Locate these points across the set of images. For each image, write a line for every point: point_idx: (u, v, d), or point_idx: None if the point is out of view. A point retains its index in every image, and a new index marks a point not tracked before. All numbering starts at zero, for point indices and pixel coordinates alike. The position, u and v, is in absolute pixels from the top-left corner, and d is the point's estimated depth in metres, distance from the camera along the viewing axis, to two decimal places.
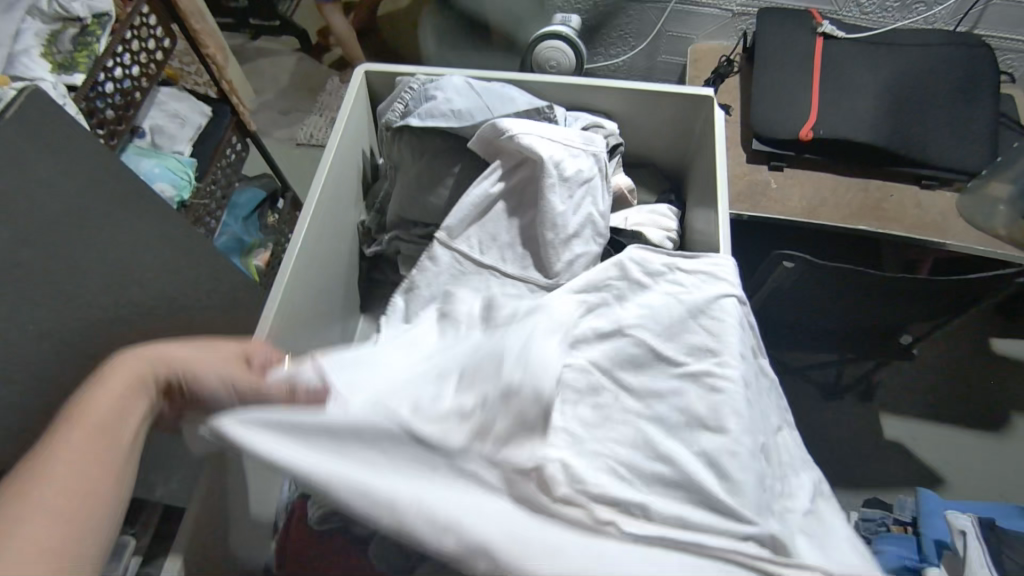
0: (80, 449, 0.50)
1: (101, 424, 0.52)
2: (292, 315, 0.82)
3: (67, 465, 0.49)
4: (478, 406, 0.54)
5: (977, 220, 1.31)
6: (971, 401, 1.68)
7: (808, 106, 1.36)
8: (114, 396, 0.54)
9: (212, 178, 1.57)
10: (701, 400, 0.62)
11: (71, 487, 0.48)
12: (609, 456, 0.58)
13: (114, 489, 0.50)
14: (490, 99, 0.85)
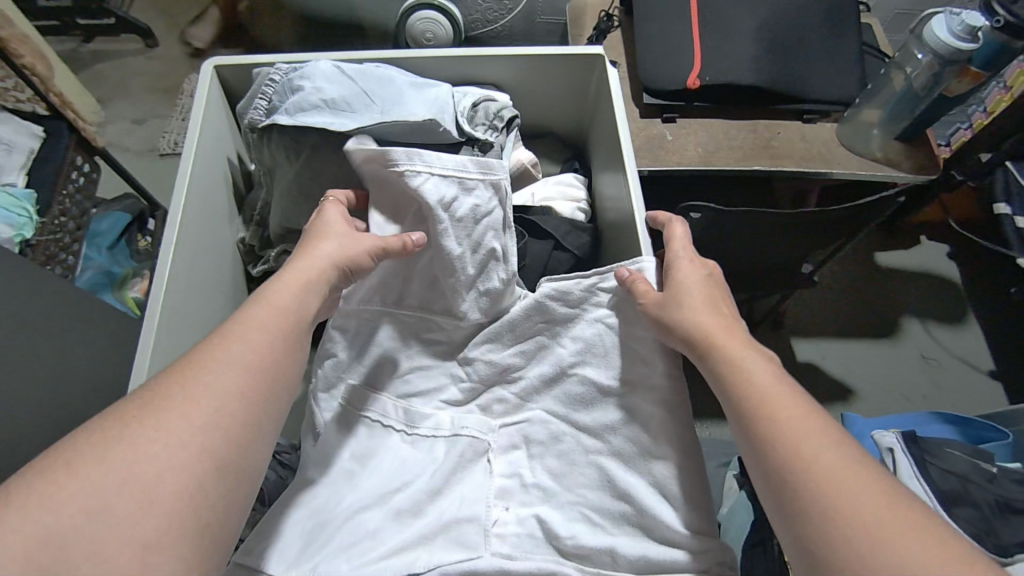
0: (245, 344, 0.54)
1: (262, 327, 0.56)
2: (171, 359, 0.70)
3: (224, 362, 0.52)
4: (417, 559, 0.62)
5: (856, 145, 1.39)
6: (866, 314, 1.81)
7: (692, 54, 1.36)
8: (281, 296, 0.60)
9: (58, 209, 1.36)
10: (643, 427, 0.65)
11: (213, 385, 0.50)
12: (582, 504, 0.66)
13: (255, 397, 0.52)
14: (366, 83, 0.76)
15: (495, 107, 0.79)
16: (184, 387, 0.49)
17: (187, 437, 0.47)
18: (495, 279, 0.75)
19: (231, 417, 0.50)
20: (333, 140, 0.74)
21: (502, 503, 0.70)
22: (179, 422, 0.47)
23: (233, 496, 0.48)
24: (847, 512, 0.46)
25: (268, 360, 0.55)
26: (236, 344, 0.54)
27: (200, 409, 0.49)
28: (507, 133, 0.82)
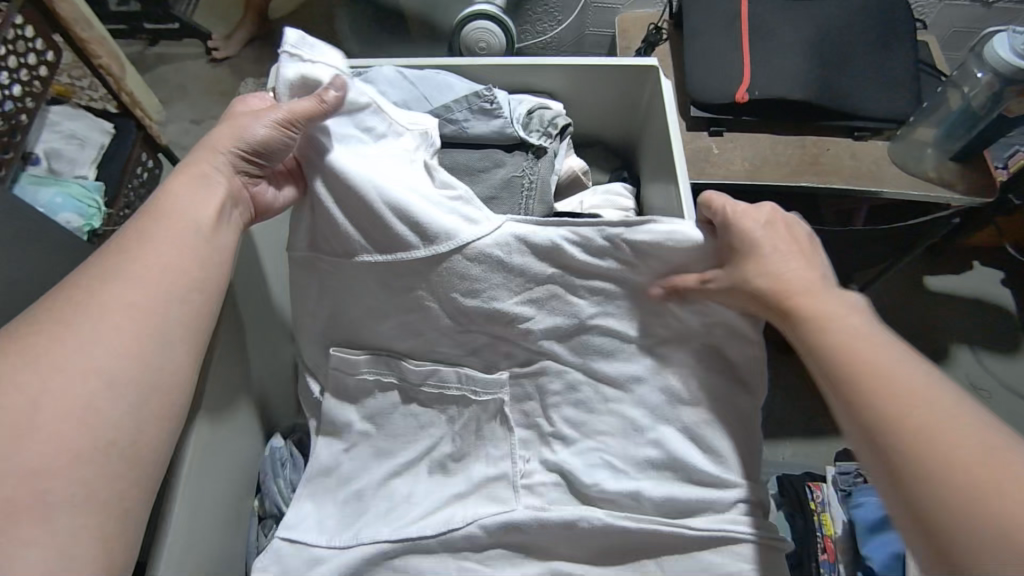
0: (159, 253, 0.62)
1: (178, 234, 0.64)
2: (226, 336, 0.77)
3: (133, 273, 0.61)
4: (450, 517, 0.72)
5: (907, 163, 1.36)
6: (913, 338, 1.77)
7: (741, 69, 1.36)
8: (187, 197, 0.66)
9: (124, 202, 1.44)
10: (675, 379, 0.66)
11: (129, 293, 0.60)
12: (604, 451, 0.70)
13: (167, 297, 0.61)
14: (425, 89, 0.77)
15: (550, 114, 0.79)
16: (78, 312, 0.58)
17: (98, 350, 0.57)
18: None
19: (143, 321, 0.59)
20: None
21: (526, 450, 0.74)
22: (87, 334, 0.57)
23: (161, 378, 0.60)
24: (967, 458, 0.46)
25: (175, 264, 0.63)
26: (156, 254, 0.62)
27: (105, 320, 0.58)
28: (560, 141, 0.82)
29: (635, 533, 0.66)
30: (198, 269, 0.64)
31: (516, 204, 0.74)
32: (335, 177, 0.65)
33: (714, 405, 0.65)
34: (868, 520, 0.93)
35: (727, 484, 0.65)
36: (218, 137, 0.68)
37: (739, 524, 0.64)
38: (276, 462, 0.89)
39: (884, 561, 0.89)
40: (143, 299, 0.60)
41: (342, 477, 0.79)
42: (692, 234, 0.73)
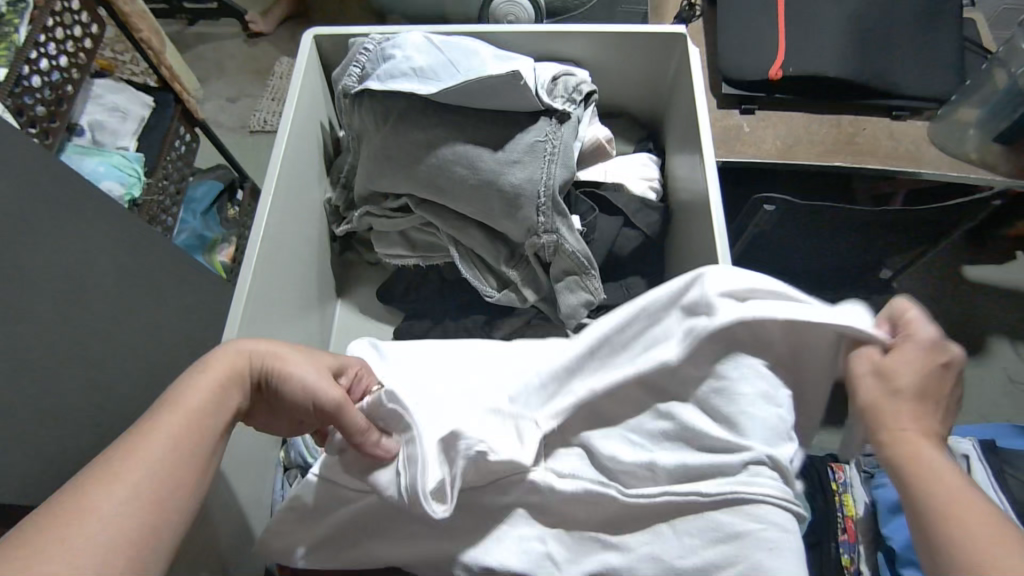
0: (163, 446, 0.48)
1: (189, 426, 0.50)
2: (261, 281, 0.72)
3: (137, 467, 0.46)
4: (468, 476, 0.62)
5: (948, 144, 1.32)
6: (946, 328, 1.75)
7: (775, 45, 1.33)
8: (205, 383, 0.53)
9: (162, 173, 1.48)
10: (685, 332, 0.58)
11: (135, 484, 0.45)
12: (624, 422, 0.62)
13: (173, 495, 0.46)
14: (454, 55, 0.77)
15: (575, 81, 0.79)
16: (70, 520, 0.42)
17: (126, 517, 0.44)
18: (559, 230, 0.75)
19: (176, 488, 0.47)
20: (420, 106, 0.76)
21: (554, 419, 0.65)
22: (111, 501, 0.44)
23: (165, 560, 0.45)
24: (978, 548, 0.43)
25: (208, 426, 0.51)
26: (159, 442, 0.48)
27: (134, 485, 0.45)
28: (584, 108, 0.81)
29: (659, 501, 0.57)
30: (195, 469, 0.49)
31: (538, 168, 0.74)
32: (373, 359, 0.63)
33: (728, 371, 0.56)
34: (890, 502, 0.92)
35: (743, 447, 0.54)
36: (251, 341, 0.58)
37: (762, 485, 0.53)
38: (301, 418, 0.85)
39: (901, 542, 0.87)
40: (180, 460, 0.48)
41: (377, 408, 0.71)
42: (716, 206, 0.73)
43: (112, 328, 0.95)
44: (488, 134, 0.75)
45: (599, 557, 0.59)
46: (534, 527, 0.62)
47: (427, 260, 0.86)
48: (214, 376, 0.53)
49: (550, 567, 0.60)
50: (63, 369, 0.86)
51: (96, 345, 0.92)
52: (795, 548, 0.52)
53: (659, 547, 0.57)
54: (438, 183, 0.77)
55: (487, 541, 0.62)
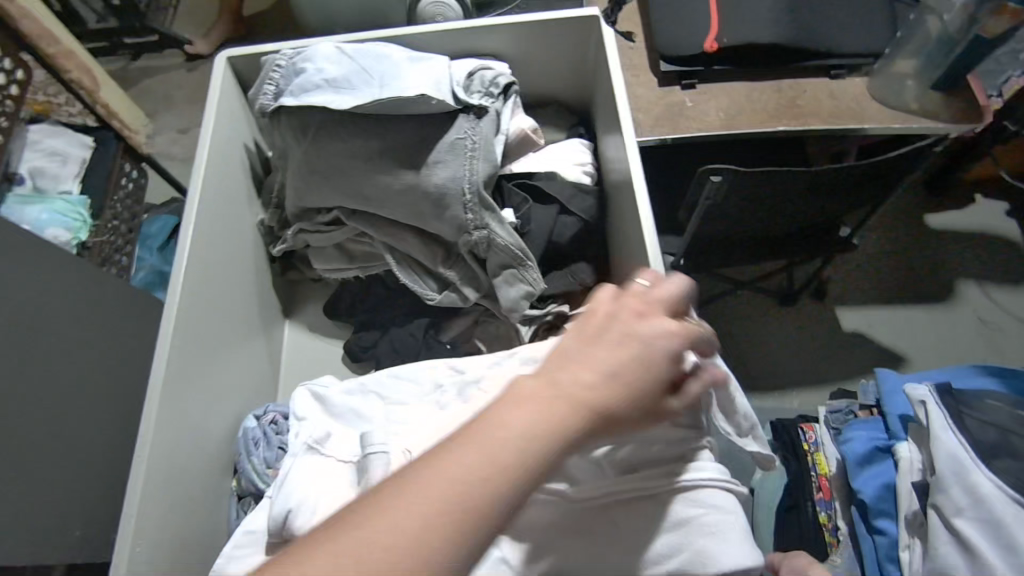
0: (471, 455, 0.39)
1: (513, 435, 0.40)
2: (189, 309, 0.69)
3: (445, 471, 0.38)
4: None
5: (890, 98, 1.32)
6: (916, 278, 1.77)
7: (707, 20, 1.34)
8: (541, 394, 0.43)
9: (110, 213, 1.46)
10: None
11: (443, 485, 0.38)
12: None
13: (467, 521, 0.37)
14: (367, 62, 0.76)
15: (490, 74, 0.78)
16: (385, 504, 0.37)
17: (428, 507, 0.37)
18: (491, 225, 0.74)
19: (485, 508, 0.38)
20: (338, 117, 0.75)
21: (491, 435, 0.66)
22: (379, 521, 0.36)
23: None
24: None
25: (524, 461, 0.40)
26: (474, 453, 0.39)
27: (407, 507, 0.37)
28: (505, 100, 0.80)
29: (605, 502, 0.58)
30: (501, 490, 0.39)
31: (460, 165, 0.73)
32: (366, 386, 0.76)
33: None
34: (859, 454, 0.92)
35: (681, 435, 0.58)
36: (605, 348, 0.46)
37: (704, 473, 0.56)
38: (250, 442, 0.75)
39: (874, 491, 0.88)
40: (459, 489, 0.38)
41: (314, 439, 0.70)
42: (639, 187, 0.74)
43: (62, 378, 0.92)
44: (409, 137, 0.74)
45: None
46: None
47: (366, 271, 0.85)
48: (520, 411, 0.41)
49: None
50: (11, 425, 0.83)
51: (45, 397, 0.89)
52: (738, 531, 0.53)
53: None
54: (365, 191, 0.76)
55: None
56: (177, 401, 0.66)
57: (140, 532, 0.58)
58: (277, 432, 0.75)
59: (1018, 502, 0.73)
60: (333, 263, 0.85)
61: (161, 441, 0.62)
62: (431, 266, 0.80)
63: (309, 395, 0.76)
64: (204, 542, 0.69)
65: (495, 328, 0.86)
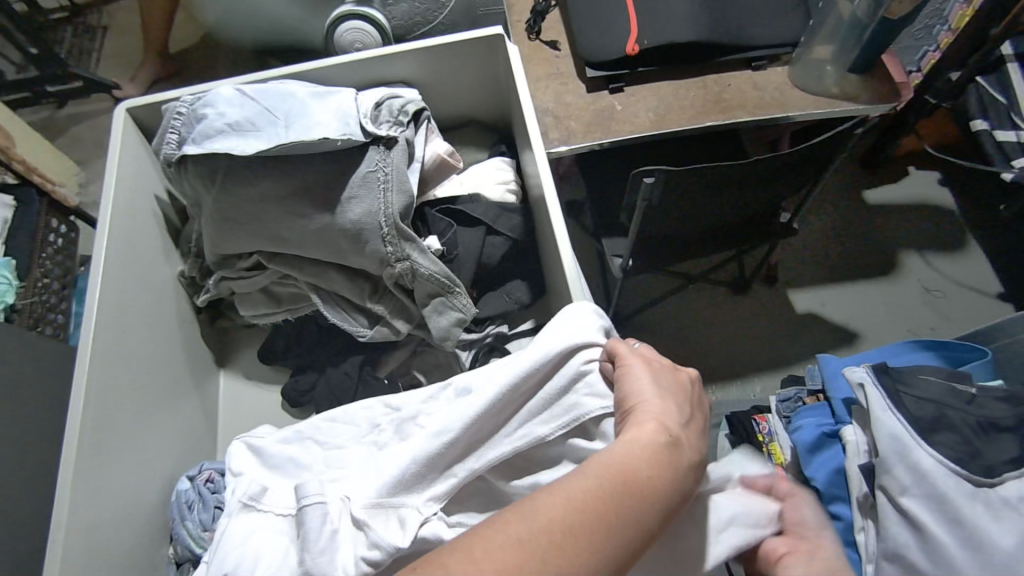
0: (592, 478, 0.46)
1: (625, 459, 0.48)
2: (98, 379, 0.67)
3: (573, 491, 0.45)
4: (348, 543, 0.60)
5: (810, 85, 1.35)
6: (860, 254, 1.81)
7: (628, 23, 1.35)
8: (639, 430, 0.51)
9: (40, 272, 1.40)
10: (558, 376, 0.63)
11: (571, 503, 0.44)
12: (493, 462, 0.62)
13: (599, 536, 0.43)
14: (270, 102, 0.75)
15: (398, 102, 0.77)
16: (525, 515, 0.43)
17: (563, 518, 0.43)
18: (411, 256, 0.73)
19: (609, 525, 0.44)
20: (245, 162, 0.73)
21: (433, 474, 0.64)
22: (528, 527, 0.42)
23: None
24: None
25: (638, 485, 0.46)
26: (593, 476, 0.46)
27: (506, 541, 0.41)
28: (417, 127, 0.79)
29: None
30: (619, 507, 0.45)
31: (375, 199, 0.72)
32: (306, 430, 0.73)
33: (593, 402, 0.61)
34: (808, 441, 0.93)
35: None
36: (664, 390, 0.56)
37: None
38: (185, 504, 0.73)
39: (825, 476, 0.90)
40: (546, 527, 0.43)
41: (249, 496, 0.67)
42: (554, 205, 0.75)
43: None
44: (320, 175, 0.72)
45: None
46: None
47: (295, 313, 0.83)
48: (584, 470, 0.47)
49: None
50: None
51: None
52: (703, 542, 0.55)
53: None
54: (281, 234, 0.75)
55: None
56: (95, 476, 0.65)
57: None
58: (213, 491, 0.73)
59: (958, 475, 0.77)
60: (259, 308, 0.83)
61: (79, 521, 0.62)
62: (357, 302, 0.78)
63: (247, 447, 0.74)
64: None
65: (435, 356, 0.85)
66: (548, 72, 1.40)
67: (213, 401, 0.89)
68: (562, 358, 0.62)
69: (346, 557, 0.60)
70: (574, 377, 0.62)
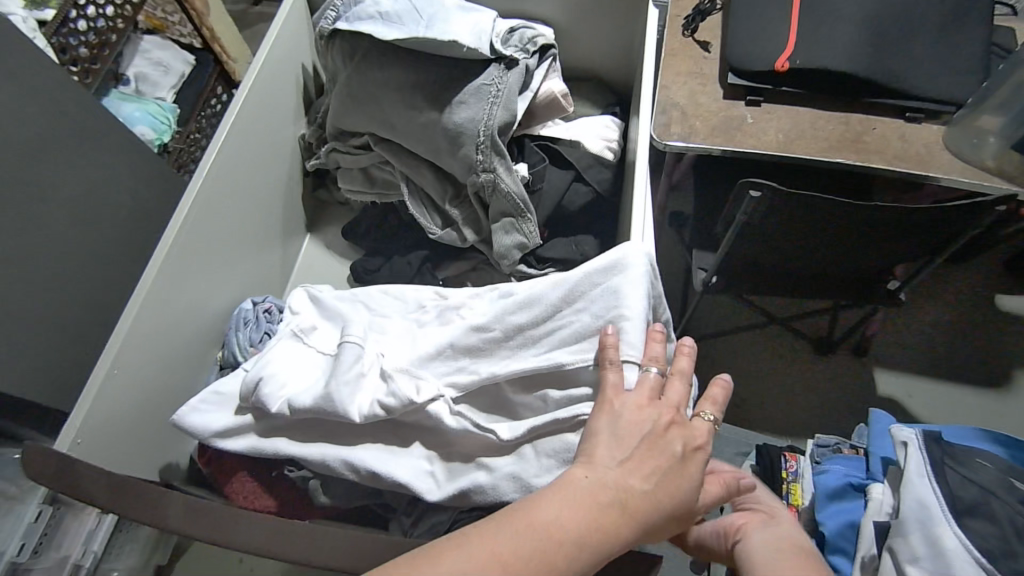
0: (551, 509, 0.48)
1: (581, 489, 0.50)
2: (207, 193, 0.77)
3: (531, 514, 0.47)
4: (366, 388, 0.67)
5: (964, 152, 1.25)
6: (972, 358, 1.64)
7: (787, 34, 1.30)
8: (598, 455, 0.53)
9: (193, 127, 1.53)
10: (594, 306, 0.64)
11: (529, 528, 0.46)
12: (515, 365, 0.65)
13: (551, 562, 0.45)
14: (419, 2, 0.81)
15: (531, 33, 0.81)
16: (466, 541, 0.45)
17: (512, 543, 0.45)
18: (497, 170, 0.77)
19: (564, 549, 0.46)
20: (383, 48, 0.80)
21: (461, 360, 0.68)
22: (459, 549, 0.45)
23: None
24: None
25: (598, 508, 0.49)
26: (545, 509, 0.48)
27: (478, 546, 0.45)
28: (540, 62, 0.83)
29: (526, 434, 0.61)
30: (573, 537, 0.47)
31: (481, 109, 0.77)
32: (361, 292, 0.81)
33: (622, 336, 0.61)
34: (829, 487, 0.89)
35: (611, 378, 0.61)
36: (632, 414, 0.56)
37: None
38: (241, 321, 0.83)
39: (836, 526, 0.85)
40: (544, 542, 0.46)
41: (300, 329, 0.76)
42: (641, 165, 0.77)
43: None
44: (441, 76, 0.79)
45: (471, 476, 0.62)
46: (426, 447, 0.66)
47: (383, 198, 0.90)
48: (571, 492, 0.50)
49: (430, 483, 0.64)
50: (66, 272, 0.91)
51: None
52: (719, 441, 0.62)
53: (520, 468, 0.61)
54: (392, 120, 0.82)
55: (382, 457, 0.65)
56: (180, 268, 0.75)
57: (121, 360, 0.68)
58: (267, 319, 0.82)
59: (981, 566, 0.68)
60: (354, 188, 0.91)
61: (158, 294, 0.72)
62: (438, 203, 0.84)
63: (305, 295, 0.81)
64: (179, 392, 0.78)
65: (490, 277, 0.89)
66: (691, 70, 1.39)
67: (291, 259, 0.99)
68: (597, 286, 0.64)
69: (364, 399, 0.66)
70: (609, 316, 0.62)
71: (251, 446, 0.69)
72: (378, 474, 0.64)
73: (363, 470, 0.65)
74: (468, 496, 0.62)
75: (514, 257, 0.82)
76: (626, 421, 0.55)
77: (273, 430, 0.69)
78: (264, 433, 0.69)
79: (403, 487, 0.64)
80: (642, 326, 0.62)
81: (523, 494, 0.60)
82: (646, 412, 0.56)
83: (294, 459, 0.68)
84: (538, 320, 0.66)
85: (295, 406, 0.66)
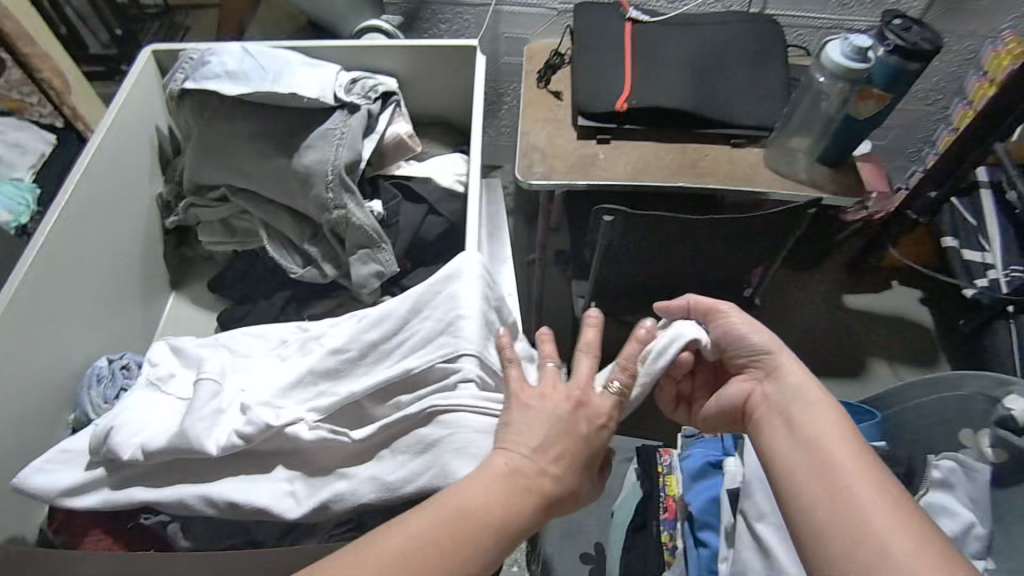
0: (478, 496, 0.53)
1: (502, 475, 0.55)
2: (51, 251, 0.77)
3: (460, 500, 0.53)
4: (224, 422, 0.67)
5: (781, 169, 1.44)
6: (834, 352, 1.80)
7: (621, 80, 1.44)
8: (520, 438, 0.57)
9: None
10: (437, 313, 0.70)
11: (458, 514, 0.52)
12: (370, 377, 0.69)
13: (480, 541, 0.52)
14: (264, 60, 0.87)
15: (371, 82, 0.89)
16: (407, 525, 0.51)
17: (444, 527, 0.51)
18: (348, 206, 0.83)
19: (490, 528, 0.52)
20: (232, 104, 0.85)
21: (321, 383, 0.71)
22: (401, 531, 0.51)
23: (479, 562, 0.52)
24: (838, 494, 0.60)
25: (518, 489, 0.54)
26: (474, 495, 0.53)
27: (416, 526, 0.51)
28: (384, 107, 0.91)
29: (379, 435, 0.65)
30: (498, 517, 0.53)
31: (328, 150, 0.83)
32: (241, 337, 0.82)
33: (462, 333, 0.67)
34: (694, 469, 0.99)
35: (453, 370, 0.66)
36: (546, 400, 0.60)
37: (461, 397, 0.64)
38: (95, 378, 0.81)
39: (701, 503, 0.94)
40: (471, 523, 0.52)
41: (157, 377, 0.76)
42: (474, 190, 0.87)
43: None
44: (290, 125, 0.85)
45: (331, 488, 0.64)
46: (289, 470, 0.68)
47: (245, 246, 0.93)
48: (493, 477, 0.55)
49: (290, 503, 0.65)
50: None
51: None
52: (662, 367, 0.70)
53: (379, 469, 0.64)
54: (246, 169, 0.86)
55: (242, 487, 0.66)
56: (23, 327, 0.73)
57: None
58: (124, 375, 0.81)
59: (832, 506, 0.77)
60: (213, 239, 0.93)
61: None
62: (297, 244, 0.89)
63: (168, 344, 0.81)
64: (24, 460, 0.74)
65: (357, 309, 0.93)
66: (545, 116, 1.51)
67: (155, 318, 0.98)
68: (439, 294, 0.71)
69: (221, 433, 0.66)
70: (450, 319, 0.69)
71: (104, 500, 0.67)
72: (237, 503, 0.64)
73: (222, 502, 0.65)
74: (331, 507, 0.64)
75: (372, 286, 0.87)
76: (545, 408, 0.59)
77: (126, 478, 0.68)
78: (118, 482, 0.68)
79: (264, 512, 0.65)
80: (479, 322, 0.69)
81: (380, 493, 0.63)
82: (561, 395, 0.60)
83: (150, 505, 0.67)
84: (389, 333, 0.70)
85: (147, 449, 0.66)
